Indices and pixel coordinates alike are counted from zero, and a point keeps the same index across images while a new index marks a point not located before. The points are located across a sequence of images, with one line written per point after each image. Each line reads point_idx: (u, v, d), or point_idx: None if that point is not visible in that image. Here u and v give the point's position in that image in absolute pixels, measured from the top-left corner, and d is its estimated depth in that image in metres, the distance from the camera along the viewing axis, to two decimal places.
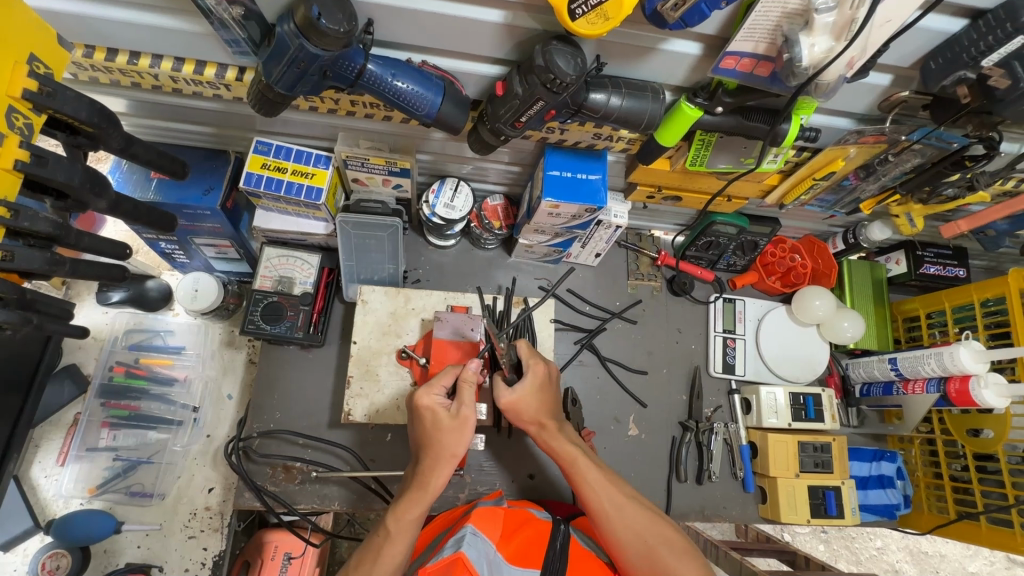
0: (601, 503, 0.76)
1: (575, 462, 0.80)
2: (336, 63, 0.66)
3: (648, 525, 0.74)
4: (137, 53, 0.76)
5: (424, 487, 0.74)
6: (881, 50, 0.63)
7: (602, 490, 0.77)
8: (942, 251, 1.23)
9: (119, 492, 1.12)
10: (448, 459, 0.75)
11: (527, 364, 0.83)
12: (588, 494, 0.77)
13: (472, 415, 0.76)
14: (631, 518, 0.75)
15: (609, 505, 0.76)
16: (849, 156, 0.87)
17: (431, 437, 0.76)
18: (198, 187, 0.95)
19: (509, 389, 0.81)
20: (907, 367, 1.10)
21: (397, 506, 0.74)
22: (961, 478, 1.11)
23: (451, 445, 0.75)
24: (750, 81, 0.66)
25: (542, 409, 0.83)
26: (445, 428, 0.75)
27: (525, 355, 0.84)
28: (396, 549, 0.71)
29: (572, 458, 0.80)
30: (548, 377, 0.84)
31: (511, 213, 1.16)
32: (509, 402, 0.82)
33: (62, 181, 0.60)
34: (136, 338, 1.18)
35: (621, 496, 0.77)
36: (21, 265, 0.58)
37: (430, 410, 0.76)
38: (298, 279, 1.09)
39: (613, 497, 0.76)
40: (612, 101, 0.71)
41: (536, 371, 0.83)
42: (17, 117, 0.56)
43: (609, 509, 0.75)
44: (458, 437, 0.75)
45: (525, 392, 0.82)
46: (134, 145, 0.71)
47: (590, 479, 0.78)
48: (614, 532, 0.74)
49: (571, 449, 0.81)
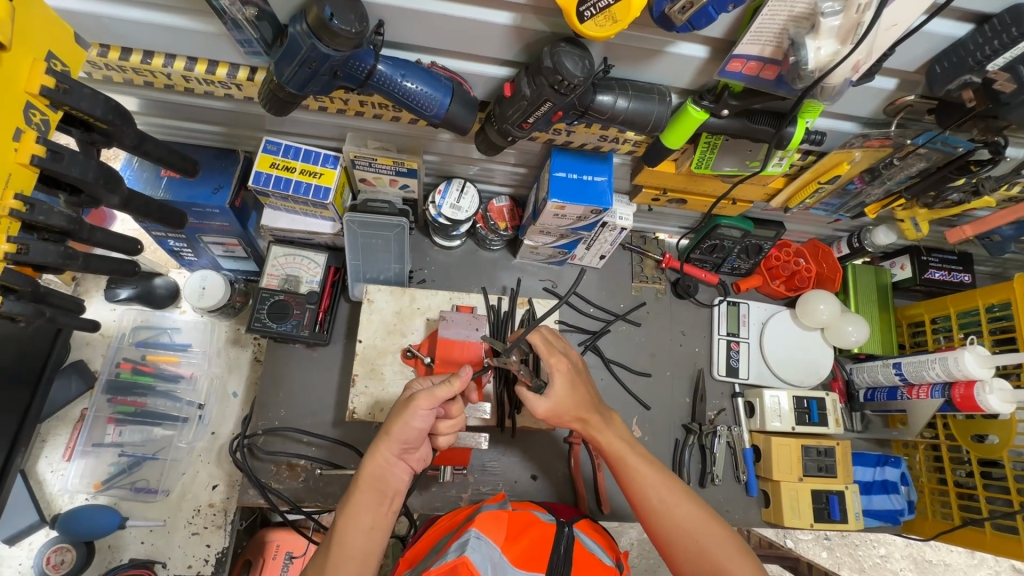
0: (649, 499, 0.76)
1: (621, 457, 0.80)
2: (347, 63, 0.67)
3: (696, 522, 0.74)
4: (151, 53, 0.77)
5: (361, 472, 0.76)
6: (886, 54, 0.63)
7: (649, 485, 0.77)
8: (947, 257, 1.23)
9: (124, 488, 1.13)
10: (385, 440, 0.74)
11: (550, 364, 0.79)
12: (636, 490, 0.77)
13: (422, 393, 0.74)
14: (681, 516, 0.75)
15: (658, 502, 0.76)
16: (854, 159, 0.87)
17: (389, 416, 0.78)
18: (207, 185, 0.96)
19: (543, 399, 0.79)
20: (912, 372, 1.10)
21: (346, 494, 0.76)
22: (966, 485, 1.11)
23: (391, 424, 0.74)
24: (756, 83, 0.67)
25: (583, 405, 0.81)
26: (394, 408, 0.76)
27: (542, 351, 0.80)
28: (347, 533, 0.72)
29: (619, 453, 0.80)
30: (573, 371, 0.81)
31: (517, 214, 1.17)
32: (542, 411, 0.80)
33: (76, 177, 0.61)
34: (143, 336, 1.20)
35: (667, 491, 0.77)
36: (36, 258, 0.58)
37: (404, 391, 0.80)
38: (305, 278, 1.10)
39: (664, 495, 0.76)
40: (618, 103, 0.72)
41: (558, 369, 0.79)
42: (34, 114, 0.57)
43: (657, 505, 0.76)
44: (400, 417, 0.74)
45: (561, 396, 0.79)
46: (147, 142, 0.72)
47: (640, 476, 0.78)
48: (662, 527, 0.75)
49: (618, 443, 0.81)
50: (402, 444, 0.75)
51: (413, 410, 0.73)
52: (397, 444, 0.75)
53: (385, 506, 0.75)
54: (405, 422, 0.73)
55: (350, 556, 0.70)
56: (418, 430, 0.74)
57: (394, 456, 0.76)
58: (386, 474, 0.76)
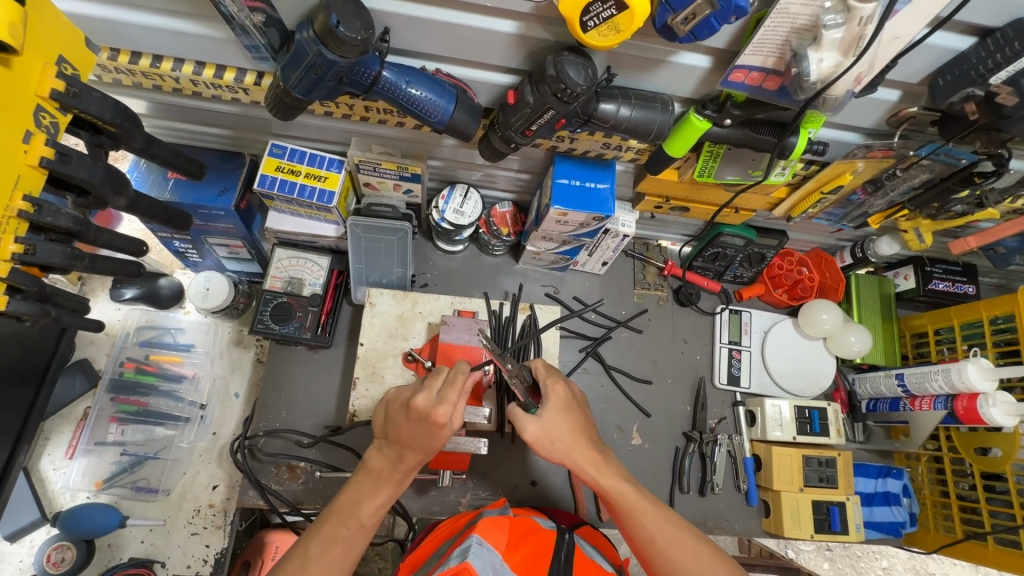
0: (655, 540, 0.74)
1: (625, 499, 0.76)
2: (352, 69, 0.67)
3: (704, 557, 0.73)
4: (160, 57, 0.78)
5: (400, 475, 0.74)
6: (889, 66, 0.63)
7: (655, 526, 0.74)
8: (952, 268, 1.22)
9: (125, 487, 1.13)
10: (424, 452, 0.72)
11: (546, 384, 0.81)
12: (641, 532, 0.74)
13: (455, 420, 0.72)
14: (685, 553, 0.73)
15: (664, 543, 0.74)
16: (857, 170, 0.87)
17: (419, 441, 0.71)
18: (213, 188, 0.97)
19: (534, 418, 0.77)
20: (914, 383, 1.09)
21: (367, 492, 0.73)
22: (969, 498, 1.10)
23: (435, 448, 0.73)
24: (759, 94, 0.68)
25: (575, 437, 0.77)
26: (440, 439, 0.71)
27: (542, 375, 0.83)
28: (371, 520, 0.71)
29: (621, 495, 0.76)
30: (571, 398, 0.81)
31: (520, 220, 1.18)
32: (536, 434, 0.77)
33: (84, 179, 0.62)
34: (147, 335, 1.21)
35: (672, 529, 0.75)
36: (42, 259, 0.59)
37: (440, 424, 0.70)
38: (308, 280, 1.10)
39: (667, 535, 0.74)
40: (621, 111, 0.72)
41: (555, 392, 0.81)
42: (44, 116, 0.58)
43: (664, 546, 0.73)
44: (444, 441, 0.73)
45: (551, 423, 0.77)
46: (155, 145, 0.73)
47: (644, 518, 0.75)
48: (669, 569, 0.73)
49: (621, 485, 0.76)
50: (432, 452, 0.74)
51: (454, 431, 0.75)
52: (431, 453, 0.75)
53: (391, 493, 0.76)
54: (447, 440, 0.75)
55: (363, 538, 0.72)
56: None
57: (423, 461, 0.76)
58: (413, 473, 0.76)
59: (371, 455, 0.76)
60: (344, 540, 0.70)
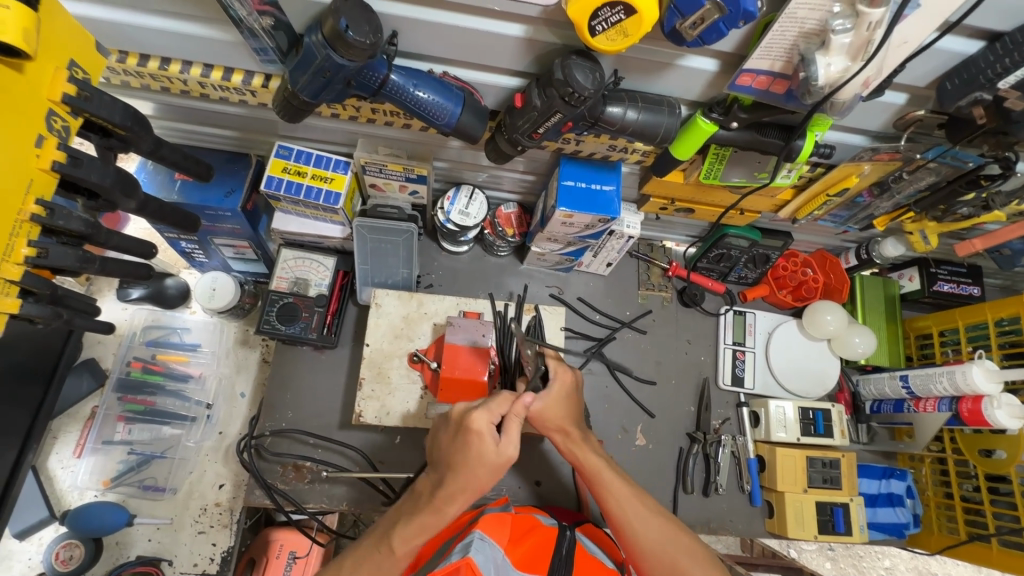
0: (624, 512, 0.76)
1: (597, 471, 0.79)
2: (360, 72, 0.68)
3: (670, 534, 0.75)
4: (168, 59, 0.78)
5: (439, 512, 0.71)
6: (897, 71, 0.63)
7: (626, 499, 0.77)
8: (956, 269, 1.22)
9: (132, 486, 1.14)
10: (466, 486, 0.70)
11: (554, 373, 0.83)
12: (610, 503, 0.77)
13: (513, 456, 0.71)
14: (655, 529, 0.75)
15: (632, 515, 0.76)
16: (864, 172, 0.87)
17: (462, 464, 0.70)
18: (220, 189, 0.97)
19: (540, 395, 0.79)
20: (919, 385, 1.10)
21: (403, 522, 0.72)
22: (973, 500, 1.10)
23: (479, 481, 0.70)
24: (766, 97, 0.68)
25: (567, 416, 0.81)
26: (485, 465, 0.69)
27: (554, 367, 0.84)
28: (407, 549, 0.72)
29: (597, 467, 0.79)
30: (575, 385, 0.84)
31: (524, 221, 1.18)
32: (541, 407, 0.79)
33: (94, 182, 0.62)
34: (154, 335, 1.23)
35: (641, 503, 0.77)
36: (54, 262, 0.60)
37: (479, 438, 0.69)
38: (313, 281, 1.11)
39: (638, 508, 0.76)
40: (628, 114, 0.72)
41: (562, 379, 0.82)
42: (55, 120, 0.59)
43: (632, 519, 0.76)
44: (490, 474, 0.70)
45: (556, 394, 0.80)
46: (163, 147, 0.73)
47: (615, 491, 0.77)
48: (636, 539, 0.75)
49: (594, 458, 0.80)
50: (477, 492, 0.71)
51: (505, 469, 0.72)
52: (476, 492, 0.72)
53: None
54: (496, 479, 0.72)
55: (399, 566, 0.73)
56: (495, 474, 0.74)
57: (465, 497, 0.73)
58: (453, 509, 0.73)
59: (420, 482, 0.77)
60: (376, 564, 0.72)
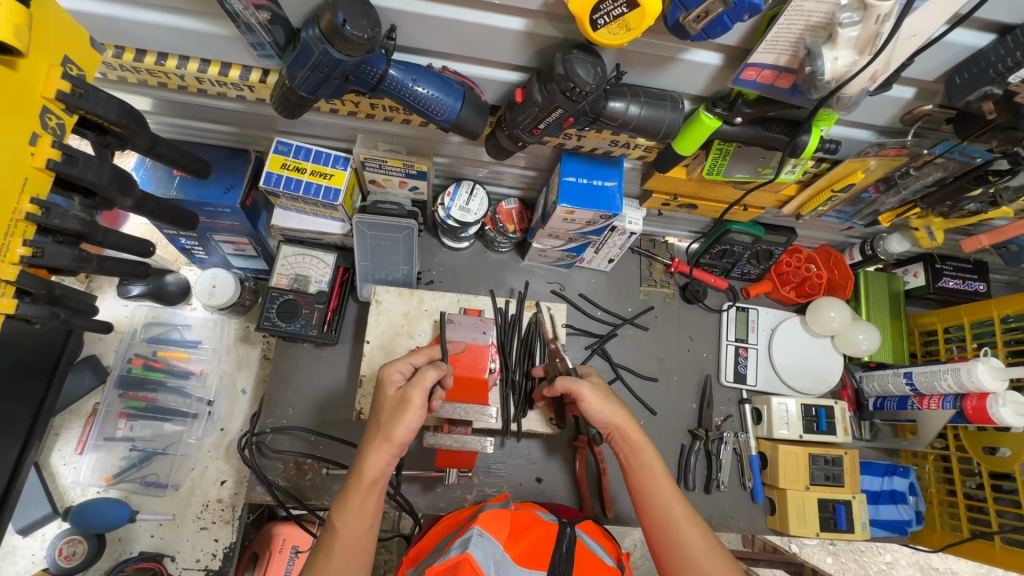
0: (671, 513, 0.74)
1: (651, 469, 0.77)
2: (358, 67, 0.67)
3: (710, 544, 0.72)
4: (165, 54, 0.78)
5: (359, 473, 0.74)
6: (905, 65, 0.62)
7: (674, 500, 0.75)
8: (962, 265, 1.21)
9: (134, 482, 1.15)
10: (380, 439, 0.74)
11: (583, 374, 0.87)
12: (658, 498, 0.75)
13: (414, 398, 0.74)
14: (697, 534, 0.73)
15: (679, 514, 0.74)
16: (870, 168, 0.86)
17: (377, 416, 0.77)
18: (218, 185, 0.96)
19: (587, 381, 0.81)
20: (922, 382, 1.08)
21: (338, 494, 0.75)
22: (976, 497, 1.09)
23: (388, 426, 0.74)
24: (771, 92, 0.67)
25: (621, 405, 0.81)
26: (386, 406, 0.76)
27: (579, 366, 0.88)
28: (349, 530, 0.72)
29: (651, 465, 0.77)
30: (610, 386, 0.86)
31: (526, 217, 1.17)
32: (590, 394, 0.80)
33: (91, 180, 0.62)
34: (154, 332, 1.22)
35: (689, 509, 0.75)
36: (50, 261, 0.59)
37: (384, 385, 0.79)
38: (313, 278, 1.10)
39: (682, 510, 0.74)
40: (630, 109, 0.71)
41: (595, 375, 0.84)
42: (50, 118, 0.58)
43: (679, 522, 0.73)
44: (396, 417, 0.74)
45: (600, 387, 0.82)
46: (161, 144, 0.73)
47: (667, 492, 0.75)
48: (674, 544, 0.72)
49: (653, 457, 0.78)
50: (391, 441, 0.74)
51: (411, 410, 0.74)
52: (396, 447, 0.74)
53: (373, 504, 0.74)
54: (405, 424, 0.73)
55: (348, 554, 0.71)
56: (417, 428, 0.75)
57: (393, 459, 0.75)
58: (383, 474, 0.74)
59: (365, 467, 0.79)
60: (324, 542, 0.72)
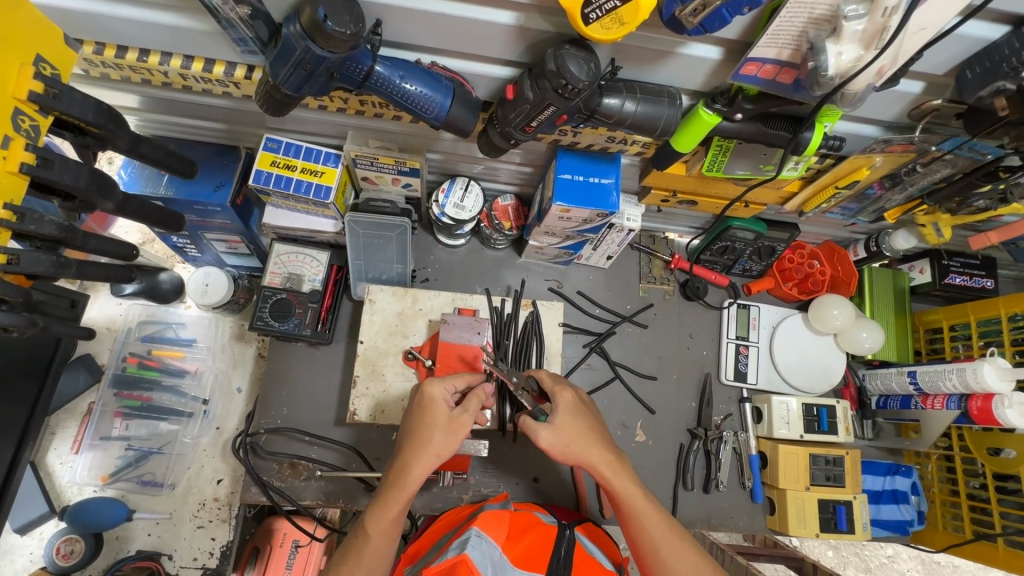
0: (658, 550, 0.73)
1: (632, 503, 0.74)
2: (343, 65, 0.64)
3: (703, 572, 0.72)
4: (147, 50, 0.75)
5: (404, 486, 0.71)
6: (913, 59, 0.59)
7: (660, 535, 0.73)
8: (969, 261, 1.18)
9: (131, 481, 1.14)
10: (429, 455, 0.72)
11: (553, 393, 0.78)
12: (643, 535, 0.73)
13: (469, 424, 0.75)
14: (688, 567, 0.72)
15: (666, 551, 0.72)
16: (875, 164, 0.83)
17: (421, 426, 0.74)
18: (208, 184, 0.94)
19: (546, 426, 0.75)
20: (927, 381, 1.06)
21: (377, 504, 0.72)
22: (979, 497, 1.08)
23: (440, 447, 0.73)
24: (772, 88, 0.64)
25: (590, 436, 0.76)
26: (438, 425, 0.73)
27: (548, 385, 0.81)
28: (382, 540, 0.71)
29: (631, 499, 0.74)
30: (580, 402, 0.78)
31: (522, 213, 1.15)
32: (549, 444, 0.75)
33: (69, 184, 0.60)
34: (149, 330, 1.20)
35: (676, 540, 0.73)
36: (27, 268, 0.58)
37: (432, 400, 0.75)
38: (307, 276, 1.08)
39: (671, 545, 0.73)
40: (626, 106, 0.69)
41: (563, 398, 0.77)
42: (23, 119, 0.56)
43: (666, 556, 0.72)
44: (449, 441, 0.73)
45: (565, 428, 0.75)
46: (142, 144, 0.71)
47: (652, 527, 0.73)
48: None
49: (631, 489, 0.74)
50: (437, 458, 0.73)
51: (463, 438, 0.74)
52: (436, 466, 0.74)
53: (403, 514, 0.73)
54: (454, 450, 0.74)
55: (378, 562, 0.71)
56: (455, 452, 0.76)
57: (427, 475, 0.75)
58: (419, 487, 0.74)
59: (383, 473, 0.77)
60: (356, 550, 0.71)
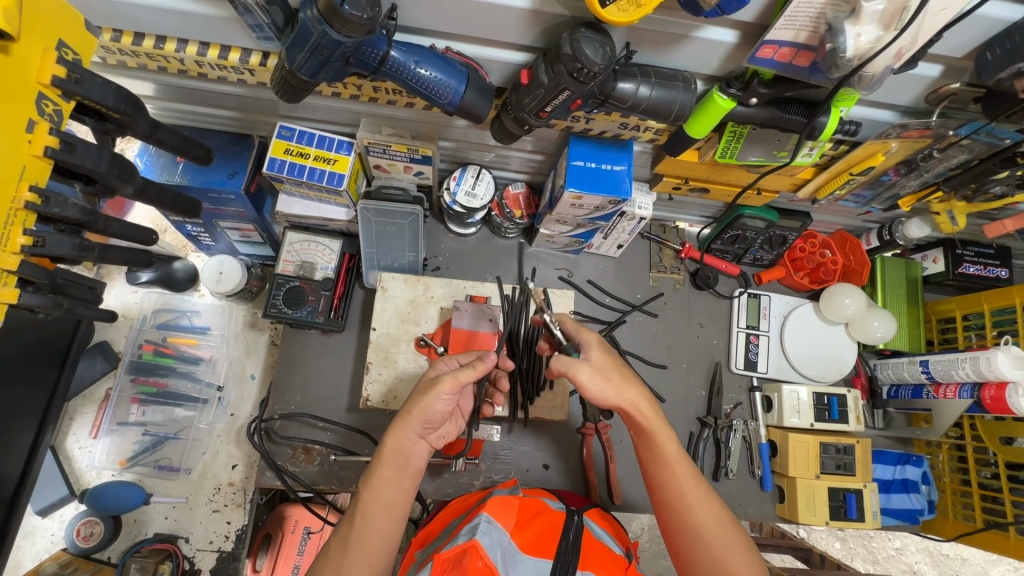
0: (683, 496, 0.73)
1: (664, 448, 0.74)
2: (359, 49, 0.64)
3: (721, 526, 0.71)
4: (163, 37, 0.76)
5: (382, 448, 0.74)
6: (933, 40, 0.59)
7: (687, 484, 0.73)
8: (984, 251, 1.17)
9: (148, 466, 1.16)
10: (406, 417, 0.73)
11: (578, 333, 0.76)
12: (671, 482, 0.74)
13: (449, 383, 0.72)
14: (710, 517, 0.72)
15: (691, 498, 0.72)
16: (891, 150, 0.82)
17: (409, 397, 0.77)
18: (222, 171, 0.95)
19: (585, 364, 0.71)
20: (939, 370, 1.06)
21: (365, 469, 0.74)
22: (990, 487, 1.07)
23: (414, 405, 0.73)
24: (788, 71, 0.63)
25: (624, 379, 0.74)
26: (415, 388, 0.75)
27: (570, 329, 0.78)
28: (372, 502, 0.71)
29: (664, 444, 0.74)
30: (604, 341, 0.76)
31: (533, 202, 1.15)
32: (588, 381, 0.71)
33: (90, 168, 0.61)
34: (164, 318, 1.22)
35: (701, 491, 0.73)
36: (52, 251, 0.59)
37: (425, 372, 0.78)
38: (319, 264, 1.09)
39: (697, 495, 0.73)
40: (641, 90, 0.68)
41: (589, 339, 0.75)
42: (46, 104, 0.57)
43: (689, 503, 0.73)
44: (421, 397, 0.73)
45: (599, 364, 0.72)
46: (160, 130, 0.71)
47: (681, 476, 0.73)
48: (687, 526, 0.72)
49: (666, 437, 0.74)
50: (424, 424, 0.74)
51: (436, 393, 0.72)
52: (419, 424, 0.74)
53: (402, 488, 0.73)
54: (428, 405, 0.72)
55: (374, 530, 0.70)
56: (441, 412, 0.74)
57: (416, 438, 0.75)
58: (410, 451, 0.74)
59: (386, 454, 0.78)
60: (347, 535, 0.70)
